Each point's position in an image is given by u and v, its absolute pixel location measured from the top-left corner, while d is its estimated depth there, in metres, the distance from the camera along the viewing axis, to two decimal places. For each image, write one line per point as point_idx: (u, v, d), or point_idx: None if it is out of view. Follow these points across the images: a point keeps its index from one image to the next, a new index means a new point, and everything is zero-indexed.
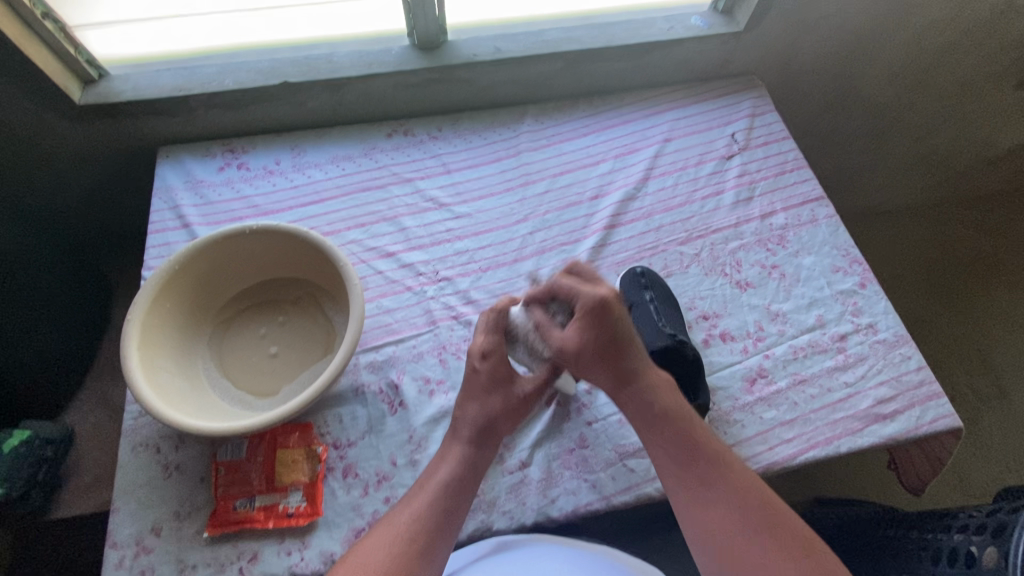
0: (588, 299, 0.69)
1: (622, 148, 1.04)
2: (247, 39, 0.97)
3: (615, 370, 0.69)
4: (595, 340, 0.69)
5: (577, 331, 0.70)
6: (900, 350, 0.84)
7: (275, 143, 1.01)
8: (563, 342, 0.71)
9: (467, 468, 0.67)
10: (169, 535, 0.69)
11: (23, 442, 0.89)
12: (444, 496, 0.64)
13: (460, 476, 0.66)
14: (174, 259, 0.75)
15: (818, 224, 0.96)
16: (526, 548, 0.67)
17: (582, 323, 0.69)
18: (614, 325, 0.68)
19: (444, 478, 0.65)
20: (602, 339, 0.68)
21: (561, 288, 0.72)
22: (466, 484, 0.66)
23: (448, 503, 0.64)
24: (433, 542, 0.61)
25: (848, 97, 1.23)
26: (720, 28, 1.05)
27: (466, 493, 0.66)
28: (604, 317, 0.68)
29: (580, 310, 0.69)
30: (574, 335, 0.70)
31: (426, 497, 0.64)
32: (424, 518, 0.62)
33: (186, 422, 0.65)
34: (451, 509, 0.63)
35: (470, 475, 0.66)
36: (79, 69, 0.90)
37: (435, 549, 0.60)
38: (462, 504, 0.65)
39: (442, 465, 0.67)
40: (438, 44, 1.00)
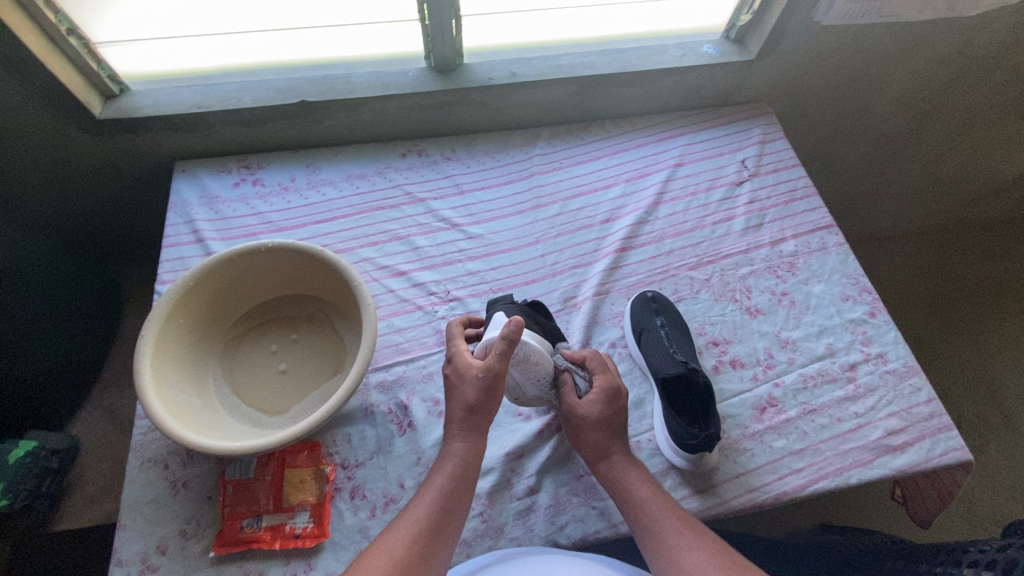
0: (607, 380, 0.72)
1: (634, 172, 1.05)
2: (268, 59, 0.99)
3: (606, 445, 0.70)
4: (598, 418, 0.71)
5: (591, 404, 0.71)
6: (910, 381, 0.84)
7: (291, 160, 1.02)
8: (573, 409, 0.72)
9: (465, 471, 0.66)
10: (174, 554, 0.69)
11: (27, 452, 0.90)
12: (444, 499, 0.64)
13: (458, 478, 0.65)
14: (190, 274, 0.76)
15: (828, 252, 0.97)
16: (533, 554, 0.66)
17: (593, 398, 0.71)
18: (621, 411, 0.72)
19: (442, 482, 0.65)
20: (611, 420, 0.71)
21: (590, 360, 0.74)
22: (466, 487, 0.66)
23: (448, 506, 0.63)
24: (435, 546, 0.60)
25: (856, 125, 1.25)
26: (731, 56, 1.06)
27: (464, 494, 0.65)
28: (615, 403, 0.72)
29: (598, 388, 0.72)
30: (587, 405, 0.71)
31: (427, 501, 0.63)
32: (426, 521, 0.61)
33: (196, 441, 0.65)
34: (451, 512, 0.63)
35: (468, 478, 0.66)
36: (101, 84, 0.92)
37: (437, 553, 0.60)
38: (461, 508, 0.64)
39: (440, 469, 0.67)
40: (454, 67, 1.02)
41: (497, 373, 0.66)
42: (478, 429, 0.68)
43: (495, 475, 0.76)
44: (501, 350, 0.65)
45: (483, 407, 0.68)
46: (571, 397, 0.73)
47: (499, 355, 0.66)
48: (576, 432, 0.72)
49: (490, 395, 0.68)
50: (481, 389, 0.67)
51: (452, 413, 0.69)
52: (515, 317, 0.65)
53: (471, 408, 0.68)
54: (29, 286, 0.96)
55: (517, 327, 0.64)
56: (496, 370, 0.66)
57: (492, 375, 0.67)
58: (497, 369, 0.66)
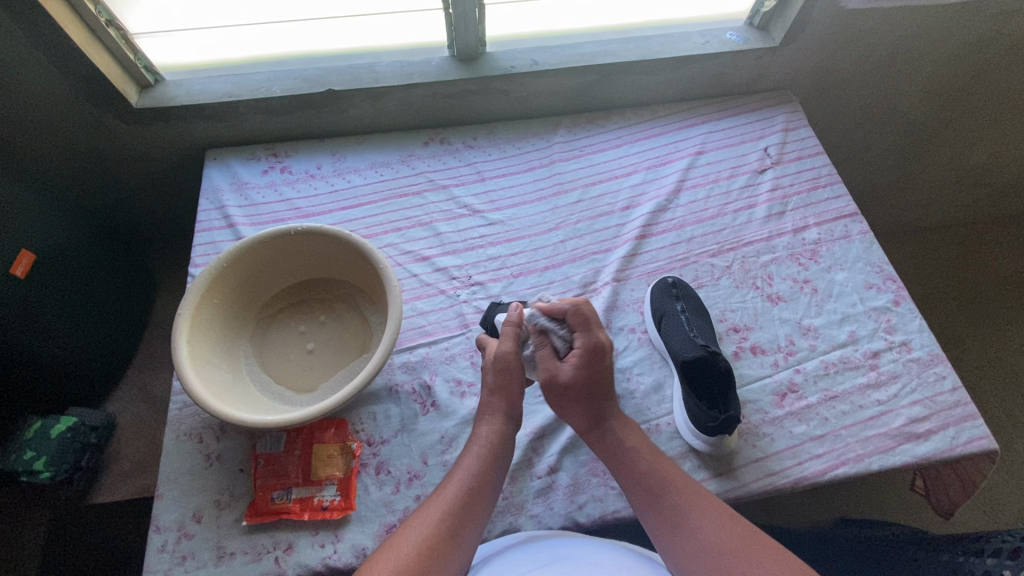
0: (590, 339, 0.70)
1: (654, 160, 1.06)
2: (295, 49, 1.02)
3: (595, 410, 0.72)
4: (585, 380, 0.70)
5: (573, 367, 0.70)
6: (935, 369, 0.84)
7: (317, 148, 1.04)
8: (555, 373, 0.71)
9: (492, 456, 0.68)
10: (209, 522, 0.72)
11: (69, 428, 0.94)
12: (470, 482, 0.66)
13: (485, 462, 0.68)
14: (224, 255, 0.78)
15: (851, 240, 0.96)
16: (554, 536, 0.68)
17: (578, 360, 0.70)
18: (605, 370, 0.72)
19: (469, 466, 0.67)
20: (595, 380, 0.71)
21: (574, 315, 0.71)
22: (494, 471, 0.68)
23: (475, 488, 0.65)
24: (464, 525, 0.62)
25: (884, 113, 1.23)
26: (755, 43, 1.06)
27: (493, 476, 0.67)
28: (597, 360, 0.71)
29: (580, 348, 0.70)
30: (568, 368, 0.70)
31: (454, 484, 0.65)
32: (455, 501, 0.63)
33: (228, 413, 0.68)
34: (478, 494, 0.65)
35: (497, 461, 0.68)
36: (137, 74, 0.95)
37: (465, 534, 0.62)
38: (489, 490, 0.67)
39: (468, 454, 0.69)
40: (476, 56, 1.03)
41: (507, 354, 0.72)
42: (505, 413, 0.72)
43: (517, 455, 0.77)
44: (510, 332, 0.74)
45: (501, 391, 0.72)
46: (552, 360, 0.71)
47: (508, 337, 0.74)
48: (560, 398, 0.71)
49: (508, 377, 0.72)
50: (499, 369, 0.72)
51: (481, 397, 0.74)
52: (517, 304, 0.77)
53: (490, 393, 0.73)
54: (84, 270, 1.00)
55: (519, 311, 0.75)
56: (507, 350, 0.73)
57: (504, 355, 0.73)
58: (507, 349, 0.73)
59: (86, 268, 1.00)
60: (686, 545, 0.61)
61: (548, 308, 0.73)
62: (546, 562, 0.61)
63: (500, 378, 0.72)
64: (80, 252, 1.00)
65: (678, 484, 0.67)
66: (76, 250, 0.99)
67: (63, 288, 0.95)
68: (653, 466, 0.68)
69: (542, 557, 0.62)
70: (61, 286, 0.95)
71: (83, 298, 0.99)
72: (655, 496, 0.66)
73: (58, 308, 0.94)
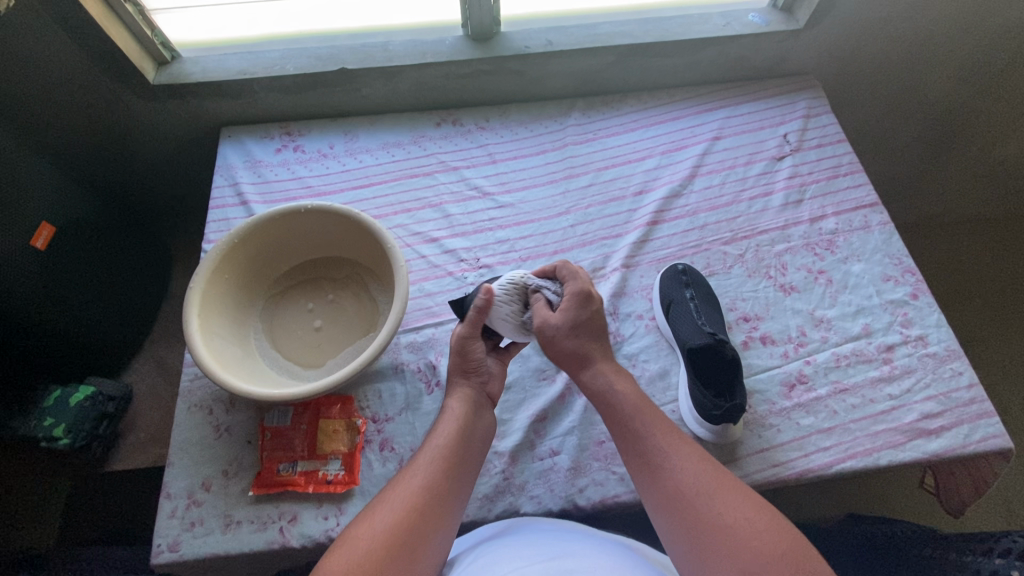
0: (579, 283, 0.72)
1: (670, 145, 1.04)
2: (310, 27, 1.01)
3: (583, 356, 0.71)
4: (574, 323, 0.70)
5: (562, 311, 0.71)
6: (951, 365, 0.82)
7: (330, 128, 1.04)
8: (547, 319, 0.71)
9: (466, 425, 0.69)
10: (217, 491, 0.74)
11: (86, 397, 0.97)
12: (444, 449, 0.66)
13: (462, 431, 0.68)
14: (234, 231, 0.79)
15: (870, 231, 0.94)
16: (542, 530, 0.67)
17: (567, 304, 0.71)
18: (595, 315, 0.72)
19: (442, 434, 0.67)
20: (583, 323, 0.71)
21: (562, 267, 0.75)
22: (471, 440, 0.68)
23: (451, 455, 0.65)
24: (450, 486, 0.64)
25: (911, 100, 1.18)
26: (779, 26, 1.02)
27: (473, 441, 0.68)
28: (588, 303, 0.71)
29: (568, 292, 0.72)
30: (558, 314, 0.71)
31: (431, 449, 0.66)
32: (435, 464, 0.64)
33: (236, 386, 0.69)
34: (455, 462, 0.65)
35: (473, 426, 0.69)
36: (154, 50, 0.95)
37: (445, 501, 0.63)
38: (471, 455, 0.68)
39: (443, 423, 0.69)
40: (491, 36, 1.02)
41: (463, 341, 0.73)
42: (468, 386, 0.73)
43: (519, 436, 0.78)
44: (472, 316, 0.73)
45: (461, 371, 0.74)
46: (544, 310, 0.72)
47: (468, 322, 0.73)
48: (550, 346, 0.71)
49: (463, 358, 0.73)
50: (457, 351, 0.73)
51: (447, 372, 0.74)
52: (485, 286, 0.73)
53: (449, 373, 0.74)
54: (105, 244, 1.02)
55: (485, 293, 0.73)
56: (466, 334, 0.73)
57: (460, 339, 0.73)
58: (466, 334, 0.73)
59: (106, 242, 1.03)
60: (674, 503, 0.59)
61: (540, 271, 0.77)
62: (559, 553, 0.59)
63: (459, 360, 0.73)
64: (101, 227, 1.02)
65: (671, 438, 0.64)
66: (96, 225, 1.01)
67: (84, 260, 0.98)
68: (640, 420, 0.66)
69: (543, 550, 0.60)
70: (81, 258, 0.97)
71: (102, 270, 1.01)
72: (647, 452, 0.64)
73: (80, 279, 0.97)
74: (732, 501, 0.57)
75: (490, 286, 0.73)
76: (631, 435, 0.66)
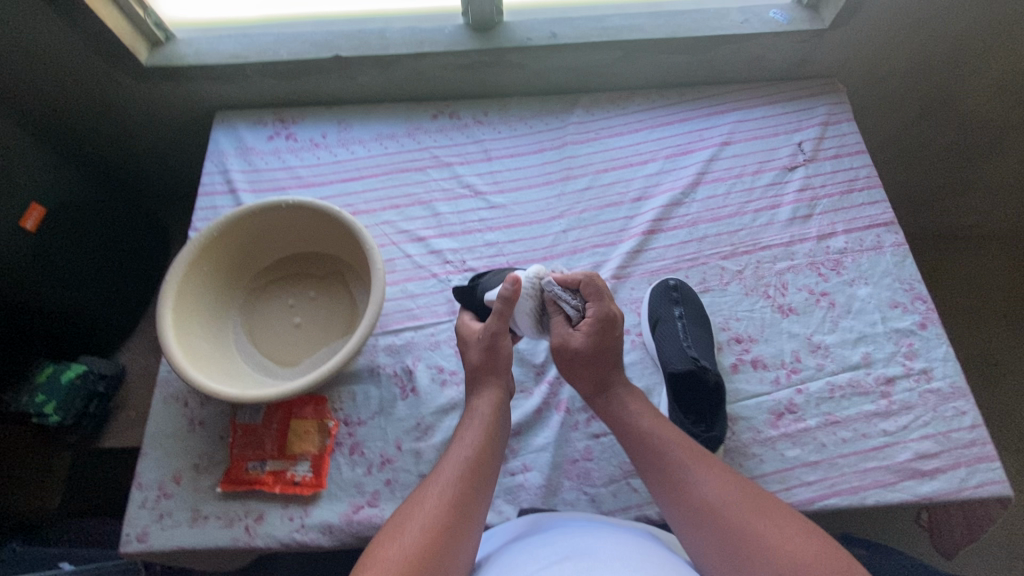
0: (601, 309, 0.68)
1: (675, 148, 0.98)
2: (306, 11, 0.98)
3: (601, 379, 0.71)
4: (597, 349, 0.69)
5: (584, 336, 0.69)
6: (954, 403, 0.77)
7: (324, 116, 1.02)
8: (566, 342, 0.69)
9: (490, 434, 0.67)
10: (187, 484, 0.74)
11: (77, 375, 0.98)
12: (470, 457, 0.64)
13: (484, 440, 0.66)
14: (214, 225, 0.78)
15: (882, 252, 0.88)
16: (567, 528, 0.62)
17: (589, 330, 0.68)
18: (614, 340, 0.70)
19: (468, 443, 0.65)
20: (606, 350, 0.69)
21: (587, 285, 0.69)
22: (494, 447, 0.66)
23: (477, 464, 0.64)
24: (475, 491, 0.62)
25: (944, 108, 1.10)
26: (802, 25, 0.95)
27: (497, 442, 0.67)
28: (609, 329, 0.69)
29: (592, 318, 0.68)
30: (581, 337, 0.69)
31: (456, 454, 0.64)
32: (461, 470, 0.62)
33: (206, 385, 0.68)
34: (480, 470, 0.63)
35: (497, 430, 0.68)
36: (148, 31, 0.93)
37: (471, 511, 0.60)
38: (494, 458, 0.66)
39: (467, 428, 0.67)
40: (493, 26, 0.97)
41: (492, 334, 0.71)
42: (498, 383, 0.71)
43: None
44: (500, 309, 0.69)
45: (489, 369, 0.71)
46: (565, 328, 0.70)
47: (498, 315, 0.70)
48: (568, 365, 0.70)
49: (493, 356, 0.71)
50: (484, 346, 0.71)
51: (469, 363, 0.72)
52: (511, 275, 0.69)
53: (474, 369, 0.71)
54: (99, 225, 1.03)
55: (513, 283, 0.68)
56: (495, 330, 0.70)
57: (490, 334, 0.71)
58: (496, 329, 0.70)
59: (101, 224, 1.03)
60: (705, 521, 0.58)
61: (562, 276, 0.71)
62: (572, 553, 0.56)
63: (488, 360, 0.71)
64: (96, 209, 1.02)
65: (696, 457, 0.63)
66: (90, 206, 1.01)
67: (79, 241, 0.98)
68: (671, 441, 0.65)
69: (558, 550, 0.57)
70: (76, 241, 0.98)
71: (97, 252, 1.02)
72: (672, 469, 0.63)
73: (75, 261, 0.98)
74: (761, 511, 0.57)
75: (518, 275, 0.68)
76: (658, 455, 0.64)
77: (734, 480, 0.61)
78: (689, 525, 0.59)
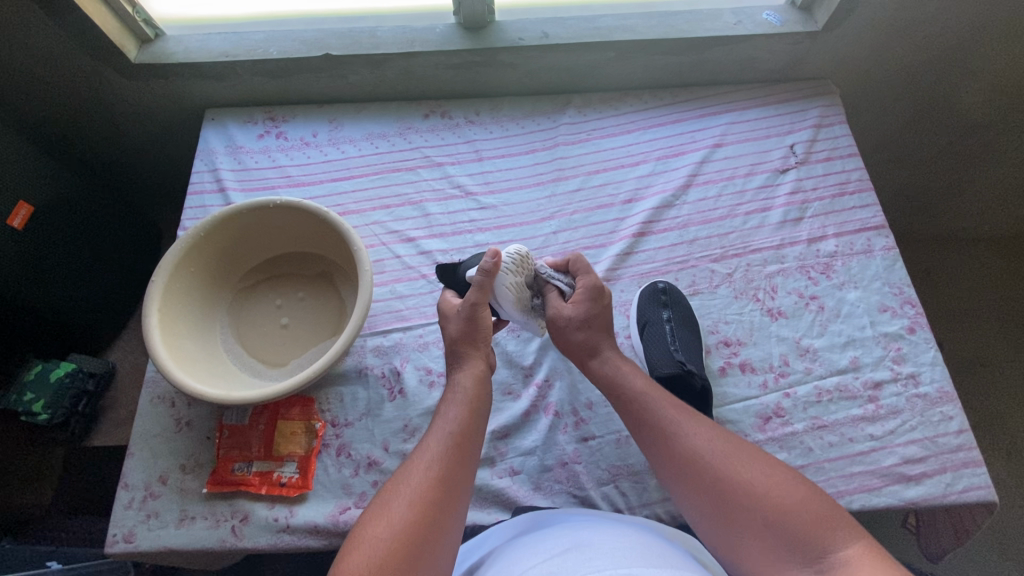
0: (590, 279, 0.74)
1: (667, 150, 0.98)
2: (296, 9, 0.97)
3: (592, 349, 0.72)
4: (588, 320, 0.72)
5: (574, 306, 0.73)
6: (941, 408, 0.77)
7: (315, 115, 1.01)
8: (558, 312, 0.73)
9: (472, 412, 0.66)
10: (174, 485, 0.74)
11: (66, 373, 0.98)
12: (454, 435, 0.63)
13: (467, 417, 0.65)
14: (201, 225, 0.78)
15: (872, 256, 0.88)
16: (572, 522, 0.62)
17: (579, 299, 0.73)
18: (605, 312, 0.74)
19: (449, 421, 0.64)
20: (597, 318, 0.73)
21: (575, 260, 0.75)
22: (476, 423, 0.65)
23: (459, 442, 0.63)
24: (459, 470, 0.61)
25: (938, 111, 1.10)
26: (795, 27, 0.95)
27: (480, 417, 0.66)
28: (599, 301, 0.73)
29: (581, 288, 0.73)
30: (571, 308, 0.73)
31: (437, 433, 0.63)
32: (444, 450, 0.62)
33: (191, 386, 0.68)
34: (463, 449, 0.63)
35: (479, 406, 0.67)
36: (136, 27, 0.93)
37: (456, 490, 0.60)
38: (477, 434, 0.65)
39: (448, 406, 0.66)
40: (484, 25, 0.96)
41: (473, 305, 0.70)
42: (478, 356, 0.71)
43: None
44: (479, 282, 0.69)
45: (470, 340, 0.71)
46: (556, 302, 0.74)
47: (476, 287, 0.70)
48: (562, 337, 0.73)
49: (473, 327, 0.71)
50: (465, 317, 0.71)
51: (450, 335, 0.71)
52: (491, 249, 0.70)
53: (454, 341, 0.71)
54: (88, 223, 1.02)
55: (491, 256, 0.69)
56: (476, 301, 0.70)
57: (469, 305, 0.70)
58: (476, 300, 0.70)
59: (89, 222, 1.02)
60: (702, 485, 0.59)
61: (554, 257, 0.78)
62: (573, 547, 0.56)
63: (468, 333, 0.71)
64: (85, 207, 1.02)
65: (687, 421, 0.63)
66: (79, 204, 1.01)
67: (67, 239, 0.98)
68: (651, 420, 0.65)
69: (560, 543, 0.57)
70: (64, 239, 0.97)
71: (86, 250, 1.02)
72: (665, 436, 0.63)
73: (63, 259, 0.97)
74: (758, 468, 0.58)
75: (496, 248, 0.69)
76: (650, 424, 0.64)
77: (728, 441, 0.61)
78: (687, 488, 0.60)
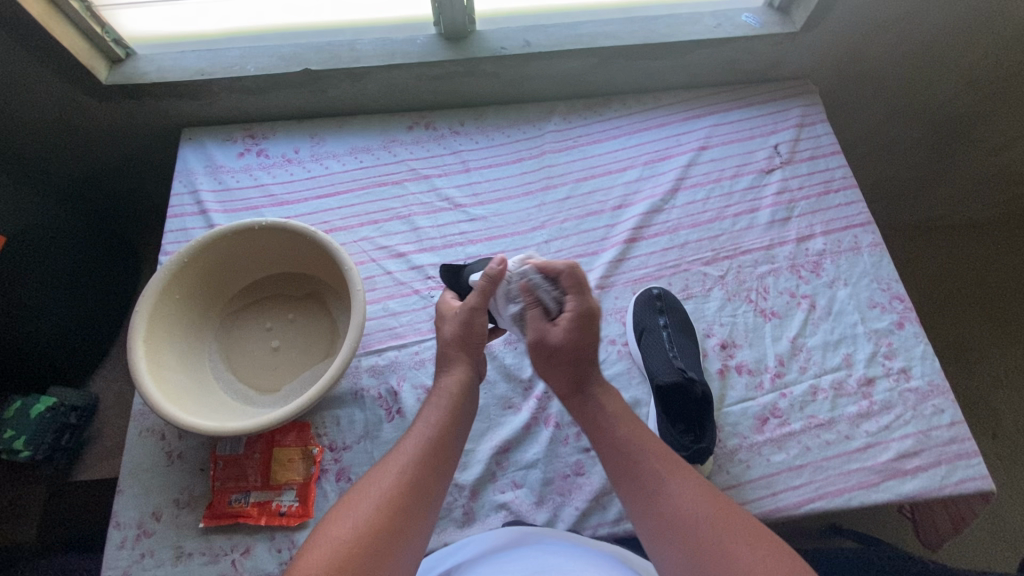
0: (582, 302, 0.67)
1: (654, 154, 0.98)
2: (272, 23, 0.95)
3: (577, 376, 0.68)
4: (574, 347, 0.67)
5: (562, 330, 0.67)
6: (933, 401, 0.78)
7: (296, 130, 0.99)
8: (544, 336, 0.67)
9: (453, 414, 0.66)
10: (168, 521, 0.72)
11: (47, 407, 0.93)
12: (430, 440, 0.62)
13: (446, 422, 0.65)
14: (183, 252, 0.75)
15: (859, 253, 0.89)
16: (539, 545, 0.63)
17: (569, 324, 0.66)
18: (594, 338, 0.68)
19: (429, 424, 0.64)
20: (585, 343, 0.67)
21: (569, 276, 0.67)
22: (457, 426, 0.65)
23: (436, 444, 0.62)
24: (433, 471, 0.61)
25: (914, 105, 1.12)
26: (774, 28, 0.96)
27: (462, 419, 0.66)
28: (589, 326, 0.67)
29: (573, 312, 0.67)
30: (559, 331, 0.67)
31: (416, 436, 0.63)
32: (420, 451, 0.61)
33: (186, 420, 0.65)
34: (439, 452, 0.62)
35: (460, 409, 0.66)
36: (107, 48, 0.90)
37: (428, 491, 0.59)
38: (456, 436, 0.65)
39: (428, 408, 0.66)
40: (466, 34, 0.95)
41: (472, 309, 0.69)
42: (467, 363, 0.69)
43: (480, 468, 0.75)
44: (482, 286, 0.68)
45: (461, 345, 0.69)
46: (542, 323, 0.68)
47: (478, 289, 0.69)
48: (545, 361, 0.68)
49: (468, 330, 0.69)
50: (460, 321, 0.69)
51: (443, 337, 0.70)
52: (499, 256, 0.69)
53: (447, 342, 0.69)
54: (64, 250, 0.99)
55: (499, 264, 0.68)
56: (474, 305, 0.69)
57: (469, 309, 0.69)
58: (475, 305, 0.69)
59: (65, 250, 0.99)
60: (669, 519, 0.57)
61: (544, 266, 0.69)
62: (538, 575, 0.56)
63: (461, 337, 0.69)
64: (62, 234, 0.98)
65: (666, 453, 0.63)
66: (55, 232, 0.97)
67: (43, 269, 0.94)
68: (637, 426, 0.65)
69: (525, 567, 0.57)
70: (41, 269, 0.94)
71: (63, 279, 0.98)
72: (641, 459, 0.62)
73: (39, 291, 0.94)
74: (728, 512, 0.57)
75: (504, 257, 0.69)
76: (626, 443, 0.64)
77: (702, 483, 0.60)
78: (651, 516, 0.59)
